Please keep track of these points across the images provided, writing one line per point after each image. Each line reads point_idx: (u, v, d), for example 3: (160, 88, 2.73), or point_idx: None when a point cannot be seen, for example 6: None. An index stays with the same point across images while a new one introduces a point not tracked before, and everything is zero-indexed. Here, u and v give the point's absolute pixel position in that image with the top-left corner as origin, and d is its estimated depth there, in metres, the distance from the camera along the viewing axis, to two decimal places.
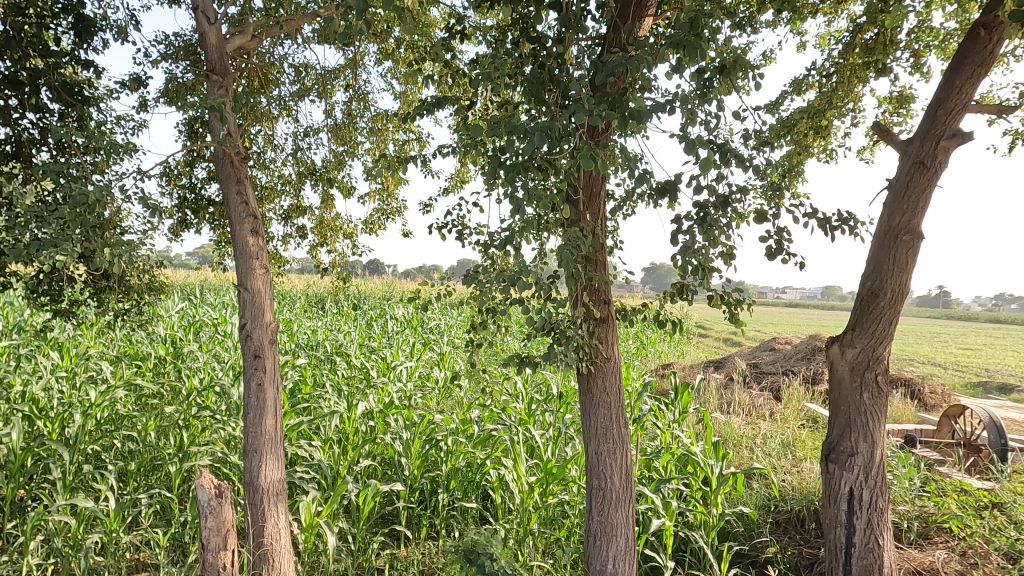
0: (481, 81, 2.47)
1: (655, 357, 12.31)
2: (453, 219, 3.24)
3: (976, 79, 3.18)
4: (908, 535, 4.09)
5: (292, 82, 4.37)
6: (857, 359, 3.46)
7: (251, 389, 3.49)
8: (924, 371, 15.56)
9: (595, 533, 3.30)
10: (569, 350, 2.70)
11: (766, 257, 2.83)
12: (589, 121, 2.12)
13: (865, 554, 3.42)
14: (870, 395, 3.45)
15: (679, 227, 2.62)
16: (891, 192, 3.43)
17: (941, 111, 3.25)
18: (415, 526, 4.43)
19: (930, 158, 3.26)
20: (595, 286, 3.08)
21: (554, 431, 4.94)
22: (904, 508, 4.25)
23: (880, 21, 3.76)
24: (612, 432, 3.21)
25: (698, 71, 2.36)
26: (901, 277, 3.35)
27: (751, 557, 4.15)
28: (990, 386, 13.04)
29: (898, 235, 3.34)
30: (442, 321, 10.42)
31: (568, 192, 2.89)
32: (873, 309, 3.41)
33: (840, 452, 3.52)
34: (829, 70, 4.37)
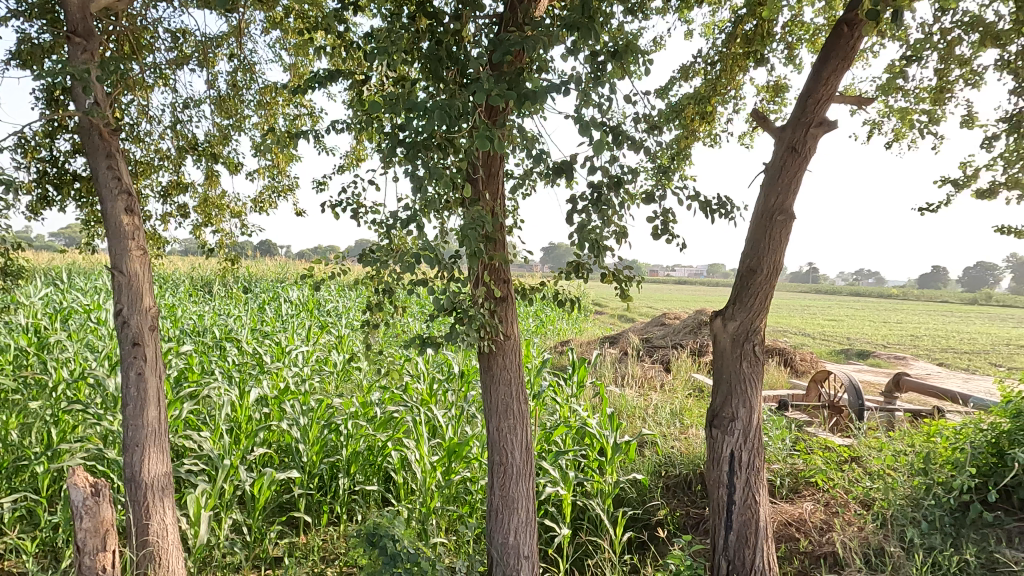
0: (377, 56, 2.41)
1: (554, 335, 12.60)
2: (349, 197, 3.15)
3: (840, 72, 3.47)
4: (781, 490, 4.48)
5: (168, 49, 4.05)
6: (738, 331, 3.71)
7: (129, 380, 3.25)
8: (795, 341, 16.92)
9: (496, 507, 3.37)
10: (470, 330, 2.70)
11: (653, 236, 2.97)
12: (487, 101, 2.14)
13: (743, 510, 3.67)
14: (748, 363, 3.71)
15: (575, 207, 2.71)
16: (766, 176, 3.67)
17: (810, 101, 3.51)
18: (315, 513, 4.35)
19: (800, 144, 3.54)
20: (495, 265, 3.11)
21: (455, 411, 4.95)
22: (777, 466, 4.62)
23: (759, 14, 4.02)
24: (512, 408, 3.26)
25: (591, 54, 2.42)
26: (775, 254, 3.62)
27: (644, 520, 4.43)
28: (850, 352, 14.42)
29: (774, 215, 3.60)
30: (340, 304, 10.15)
31: (466, 171, 2.88)
32: (751, 285, 3.66)
33: (722, 418, 3.76)
34: (714, 58, 4.61)
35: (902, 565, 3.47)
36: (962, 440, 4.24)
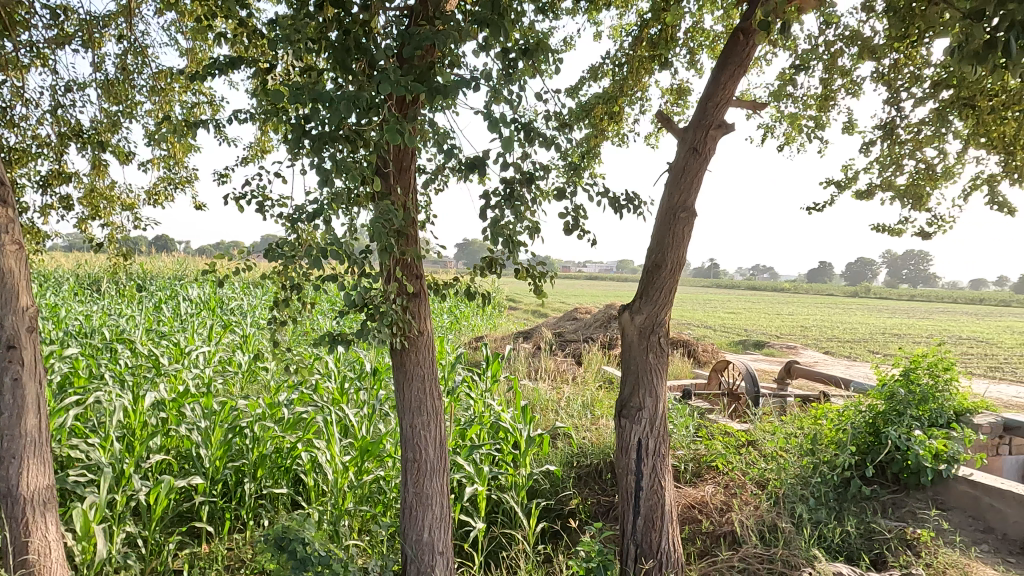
0: (281, 44, 2.32)
1: (469, 331, 12.61)
2: (253, 190, 3.02)
3: (737, 77, 3.67)
4: (685, 475, 4.70)
5: (47, 27, 3.73)
6: (644, 324, 3.85)
7: (4, 386, 2.97)
8: (699, 333, 17.78)
9: (410, 504, 3.34)
10: (382, 327, 2.65)
11: (565, 232, 3.03)
12: (396, 92, 2.11)
13: (650, 495, 3.77)
14: (654, 354, 3.84)
15: (487, 203, 2.73)
16: (670, 174, 3.83)
17: (710, 104, 3.69)
18: (219, 521, 4.15)
19: (701, 145, 3.72)
20: (408, 261, 3.07)
21: (368, 409, 4.87)
22: (682, 452, 4.84)
23: (663, 19, 4.19)
24: (425, 405, 3.24)
25: (502, 51, 2.44)
26: (678, 249, 3.78)
27: (557, 510, 4.53)
28: (747, 343, 15.30)
29: (677, 212, 3.76)
30: (245, 302, 9.72)
31: (377, 165, 2.83)
32: (657, 279, 3.81)
33: (630, 407, 3.86)
34: (621, 59, 4.76)
35: (792, 538, 3.72)
36: (844, 421, 4.61)
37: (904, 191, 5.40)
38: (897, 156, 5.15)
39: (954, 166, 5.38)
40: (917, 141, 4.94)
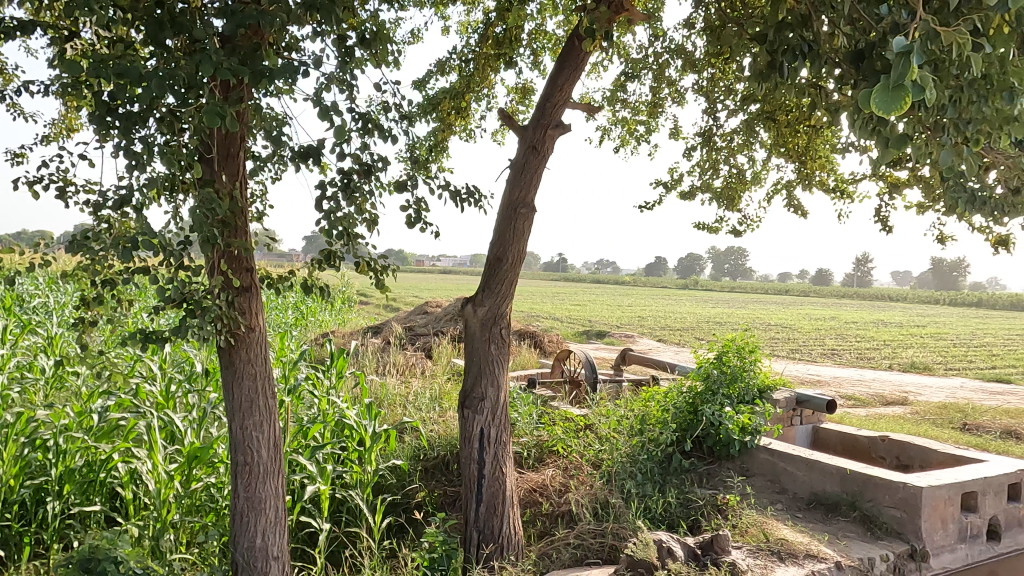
0: (81, 10, 2.09)
1: (316, 327, 12.12)
2: (51, 173, 2.68)
3: (573, 81, 3.87)
4: (528, 460, 4.88)
5: None
6: (486, 316, 3.94)
7: None
8: (547, 325, 18.48)
9: (241, 509, 3.17)
10: (204, 323, 2.48)
11: (407, 224, 3.04)
12: (216, 73, 1.98)
13: (492, 483, 3.87)
14: (496, 345, 3.94)
15: (323, 193, 2.66)
16: (511, 171, 3.96)
17: (548, 104, 3.87)
18: (14, 547, 3.66)
19: (540, 143, 3.89)
20: (236, 253, 2.90)
21: (198, 413, 4.52)
22: (525, 439, 5.00)
23: (507, 19, 4.30)
24: (258, 404, 3.09)
25: (339, 37, 2.40)
26: (519, 244, 3.91)
27: (403, 504, 4.54)
28: (591, 333, 16.18)
29: (518, 208, 3.90)
30: (50, 299, 8.58)
31: (199, 150, 2.64)
32: (499, 272, 3.92)
33: (473, 398, 3.93)
34: (468, 55, 4.82)
35: (621, 512, 4.02)
36: (669, 402, 5.05)
37: (721, 193, 6.00)
38: (714, 161, 5.72)
39: (760, 172, 6.07)
40: (731, 148, 5.51)
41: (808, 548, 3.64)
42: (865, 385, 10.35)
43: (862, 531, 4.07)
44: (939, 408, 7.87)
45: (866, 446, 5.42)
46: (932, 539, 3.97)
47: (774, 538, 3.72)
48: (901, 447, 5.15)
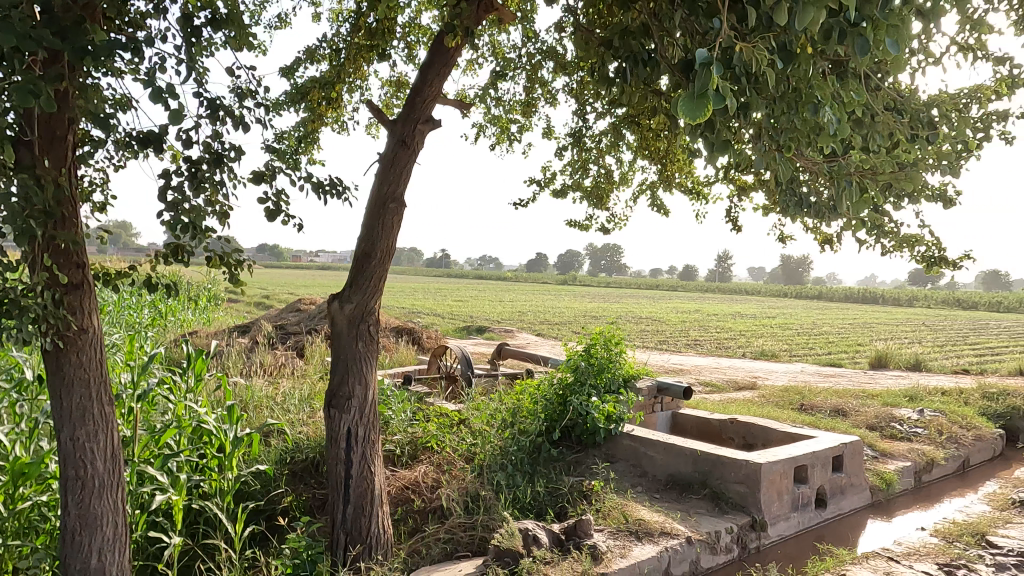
0: None
1: (176, 327, 11.27)
2: None
3: (443, 77, 3.88)
4: (401, 458, 4.80)
5: None
6: (354, 313, 3.84)
7: None
8: (427, 321, 18.37)
9: (73, 528, 2.90)
10: (20, 326, 2.23)
11: (267, 217, 2.94)
12: (28, 46, 1.77)
13: (359, 483, 3.79)
14: (364, 342, 3.86)
15: (167, 182, 2.50)
16: (380, 165, 3.88)
17: (418, 99, 3.85)
18: None
19: (409, 138, 3.85)
20: (64, 247, 2.64)
21: (27, 424, 4.06)
22: (398, 437, 4.91)
23: (378, 10, 4.22)
24: (91, 413, 2.82)
25: (185, 18, 2.33)
26: (387, 239, 3.85)
27: (268, 510, 4.37)
28: (472, 328, 16.28)
29: (386, 202, 3.84)
30: None
31: (17, 132, 2.38)
32: (367, 267, 3.83)
33: (339, 397, 3.82)
34: (339, 44, 4.68)
35: (492, 504, 4.09)
36: (540, 394, 5.21)
37: (590, 192, 6.25)
38: (584, 161, 5.94)
39: (627, 173, 6.39)
40: (600, 149, 5.75)
41: (663, 526, 3.91)
42: (722, 372, 11.20)
43: (711, 506, 4.41)
44: (782, 391, 8.69)
45: (717, 429, 5.89)
46: (770, 510, 4.38)
47: (632, 519, 3.96)
48: (747, 428, 5.65)
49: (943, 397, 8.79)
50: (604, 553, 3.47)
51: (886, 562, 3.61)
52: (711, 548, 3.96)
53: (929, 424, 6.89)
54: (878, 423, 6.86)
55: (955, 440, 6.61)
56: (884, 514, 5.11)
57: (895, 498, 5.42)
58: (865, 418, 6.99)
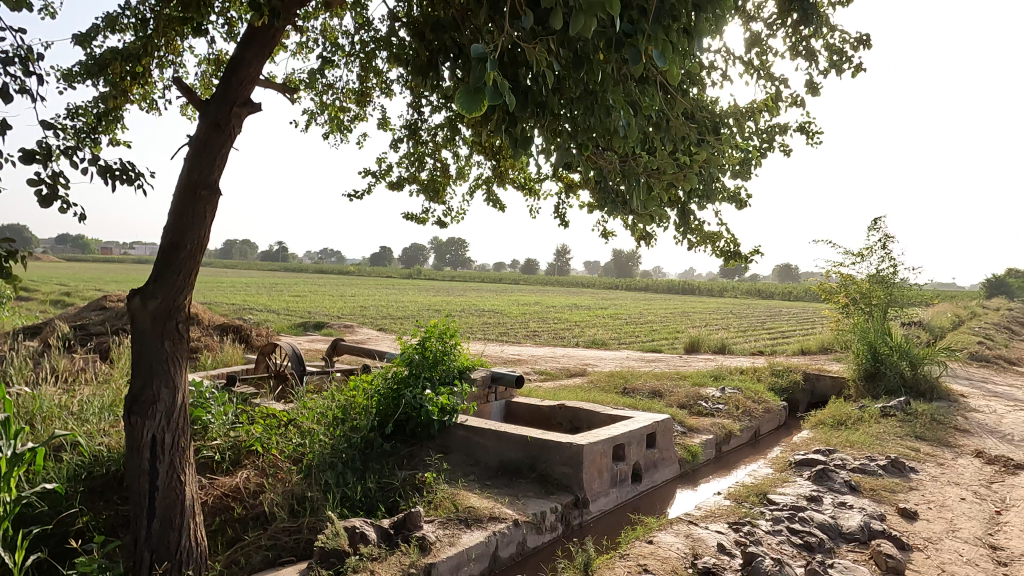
0: None
1: None
2: None
3: (262, 58, 3.68)
4: (221, 465, 4.48)
5: None
6: (159, 310, 3.51)
7: None
8: (260, 318, 17.30)
9: None
10: None
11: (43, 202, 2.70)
12: None
13: (167, 494, 3.49)
14: (171, 342, 3.54)
15: None
16: (189, 148, 3.58)
17: (234, 79, 3.61)
18: None
19: (224, 121, 3.59)
20: None
21: None
22: (217, 442, 4.57)
23: None
24: None
25: None
26: (199, 229, 3.55)
27: (58, 534, 3.88)
28: (308, 324, 15.59)
29: (198, 189, 3.53)
30: None
31: None
32: (174, 260, 3.51)
33: (142, 402, 3.47)
34: (145, 13, 4.25)
35: (319, 505, 3.96)
36: (373, 389, 5.11)
37: (427, 185, 6.23)
38: (420, 154, 5.90)
39: (464, 168, 6.45)
40: (435, 143, 5.75)
41: (491, 511, 4.04)
42: (556, 361, 11.75)
43: (538, 489, 4.62)
44: (608, 377, 9.31)
45: (548, 415, 6.18)
46: (591, 487, 4.68)
47: (462, 507, 4.04)
48: (574, 413, 5.99)
49: (742, 376, 9.94)
50: (432, 543, 3.50)
51: (687, 525, 4.01)
52: (537, 528, 4.15)
53: (729, 400, 7.76)
54: (687, 401, 7.59)
55: (749, 413, 7.51)
56: (690, 483, 5.68)
57: (699, 468, 6.04)
58: (678, 398, 7.70)
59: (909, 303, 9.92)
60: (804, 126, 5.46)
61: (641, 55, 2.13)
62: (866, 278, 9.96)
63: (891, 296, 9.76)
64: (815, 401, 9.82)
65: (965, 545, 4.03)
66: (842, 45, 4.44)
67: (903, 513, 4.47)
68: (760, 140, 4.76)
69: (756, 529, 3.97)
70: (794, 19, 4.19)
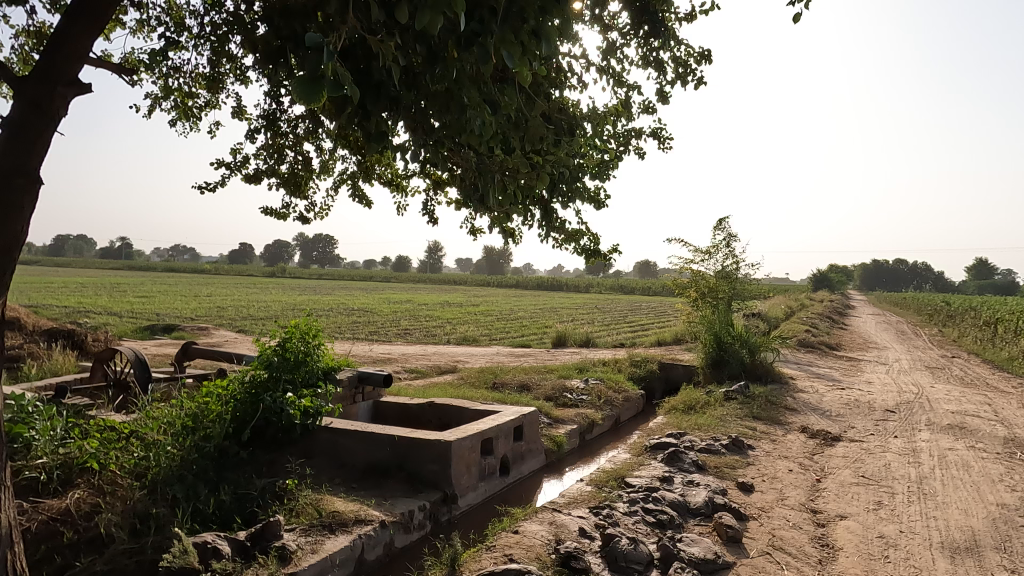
0: None
1: None
2: None
3: (91, 35, 3.37)
4: (49, 486, 4.00)
5: None
6: None
7: None
8: (99, 321, 15.64)
9: None
10: None
11: None
12: None
13: None
14: None
15: None
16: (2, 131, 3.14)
17: (58, 55, 3.26)
18: None
19: (46, 102, 3.21)
20: None
21: None
22: (43, 461, 4.07)
23: None
24: None
25: None
26: (15, 222, 3.14)
27: None
28: (156, 327, 14.33)
29: (14, 177, 3.09)
30: None
31: None
32: None
33: None
34: None
35: (165, 522, 3.67)
36: (228, 394, 4.81)
37: (287, 179, 5.93)
38: (279, 146, 5.62)
39: (328, 162, 6.23)
40: (296, 135, 5.50)
41: (357, 514, 3.95)
42: (427, 359, 11.69)
43: (405, 488, 4.59)
44: (478, 372, 9.41)
45: (417, 413, 6.15)
46: (460, 483, 4.72)
47: (327, 512, 3.92)
48: (443, 410, 6.01)
49: (604, 367, 10.44)
50: (293, 552, 3.37)
51: (551, 513, 4.15)
52: (405, 528, 4.12)
53: (592, 391, 8.13)
54: (554, 394, 7.86)
55: (610, 402, 7.91)
56: (556, 472, 5.89)
57: (564, 457, 6.28)
58: (544, 391, 7.95)
59: (749, 296, 10.92)
60: (656, 132, 5.82)
61: (489, 54, 2.25)
62: (713, 274, 10.82)
63: (734, 290, 10.68)
64: (669, 388, 10.54)
65: (792, 511, 4.52)
66: (687, 58, 4.79)
67: (742, 486, 4.93)
68: (616, 143, 5.01)
69: (615, 511, 4.20)
70: (644, 30, 4.46)
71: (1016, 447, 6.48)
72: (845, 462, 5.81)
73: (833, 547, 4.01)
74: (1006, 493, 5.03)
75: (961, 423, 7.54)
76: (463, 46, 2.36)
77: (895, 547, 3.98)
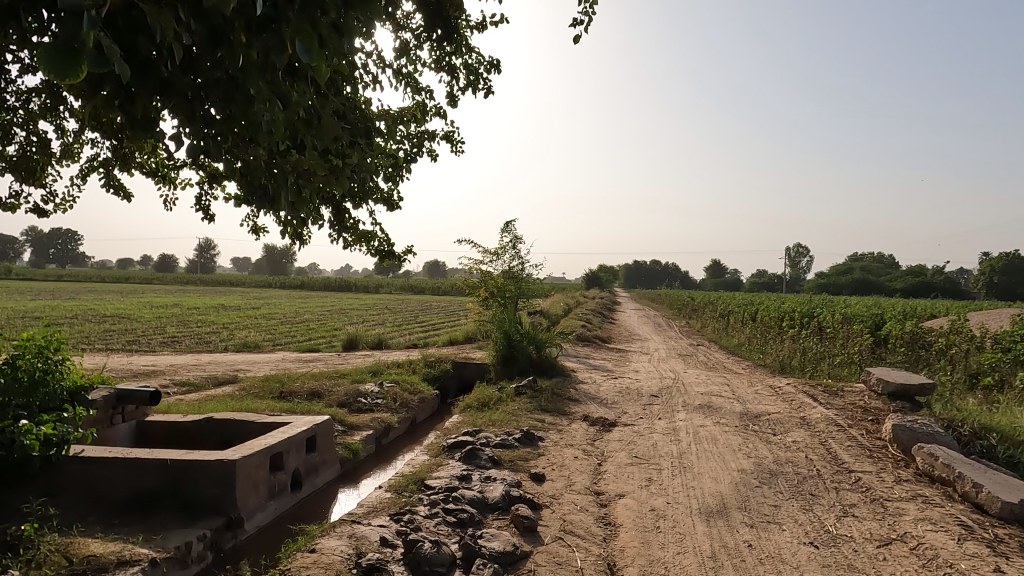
0: None
1: None
2: None
3: None
4: None
5: None
6: None
7: None
8: None
9: None
10: None
11: None
12: None
13: None
14: None
15: None
16: None
17: None
18: None
19: None
20: None
21: None
22: None
23: None
24: None
25: None
26: None
27: None
28: None
29: None
30: None
31: None
32: None
33: None
34: None
35: None
36: None
37: (16, 163, 4.93)
38: (4, 123, 4.66)
39: (72, 145, 5.30)
40: (27, 110, 4.60)
41: (120, 556, 3.42)
42: (202, 369, 10.60)
43: (180, 519, 4.09)
44: (262, 381, 8.74)
45: (193, 431, 5.54)
46: (245, 504, 4.34)
47: (80, 558, 3.33)
48: (223, 426, 5.48)
49: (398, 369, 10.36)
50: None
51: (350, 526, 3.99)
52: (181, 563, 3.67)
53: (387, 394, 8.02)
54: (347, 399, 7.60)
55: (406, 405, 7.87)
56: (352, 482, 5.70)
57: (360, 464, 6.11)
58: (337, 396, 7.65)
59: (533, 295, 11.60)
60: (449, 135, 5.90)
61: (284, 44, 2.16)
62: (500, 274, 11.28)
63: (519, 289, 11.26)
64: (462, 386, 10.81)
65: (579, 495, 4.89)
66: (477, 66, 4.94)
67: (534, 477, 5.21)
68: (410, 144, 4.99)
69: (415, 515, 4.17)
70: (437, 34, 4.49)
71: (748, 420, 7.74)
72: (620, 445, 6.44)
73: (614, 524, 4.41)
74: (744, 459, 5.98)
75: (707, 402, 8.80)
76: (253, 31, 2.18)
77: (664, 517, 4.51)
